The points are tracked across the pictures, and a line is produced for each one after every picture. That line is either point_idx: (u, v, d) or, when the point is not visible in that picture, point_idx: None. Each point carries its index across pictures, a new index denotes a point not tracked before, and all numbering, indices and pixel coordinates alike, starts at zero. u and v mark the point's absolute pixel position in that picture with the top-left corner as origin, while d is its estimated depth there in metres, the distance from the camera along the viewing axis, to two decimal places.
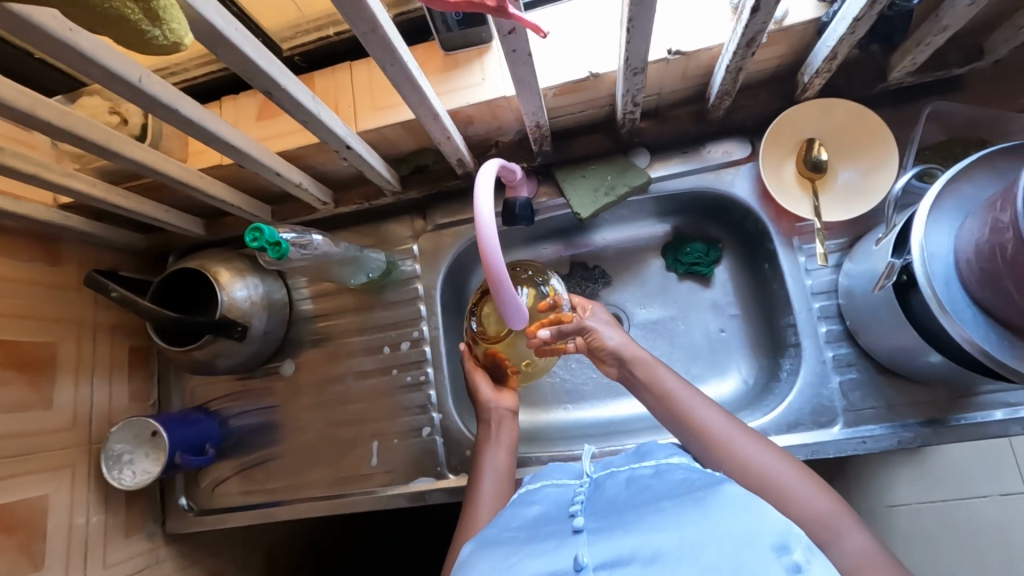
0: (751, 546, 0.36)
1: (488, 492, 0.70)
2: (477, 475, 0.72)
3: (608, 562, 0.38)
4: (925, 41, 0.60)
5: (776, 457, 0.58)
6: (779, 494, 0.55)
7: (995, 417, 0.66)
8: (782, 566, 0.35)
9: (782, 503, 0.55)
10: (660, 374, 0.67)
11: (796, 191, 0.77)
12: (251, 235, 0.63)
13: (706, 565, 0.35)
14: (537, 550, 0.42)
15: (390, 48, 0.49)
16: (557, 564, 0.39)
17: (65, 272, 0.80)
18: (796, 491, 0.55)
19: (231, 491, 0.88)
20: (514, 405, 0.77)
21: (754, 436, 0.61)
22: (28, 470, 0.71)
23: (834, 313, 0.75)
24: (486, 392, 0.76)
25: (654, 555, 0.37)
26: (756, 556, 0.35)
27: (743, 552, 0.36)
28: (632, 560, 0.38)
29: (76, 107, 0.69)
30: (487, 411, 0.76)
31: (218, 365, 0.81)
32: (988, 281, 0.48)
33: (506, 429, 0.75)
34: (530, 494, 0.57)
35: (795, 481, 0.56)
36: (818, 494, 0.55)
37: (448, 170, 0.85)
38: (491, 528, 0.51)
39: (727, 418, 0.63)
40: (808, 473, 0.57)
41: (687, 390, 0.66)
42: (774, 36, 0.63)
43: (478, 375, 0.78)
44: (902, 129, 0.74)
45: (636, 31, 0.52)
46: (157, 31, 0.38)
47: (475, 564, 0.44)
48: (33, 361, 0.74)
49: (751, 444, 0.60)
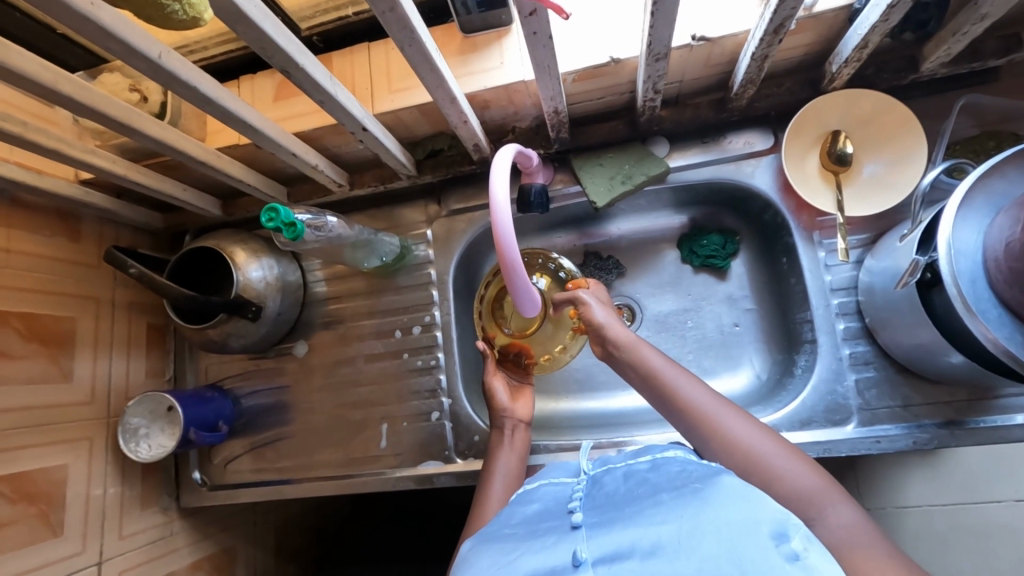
0: (749, 535, 0.35)
1: (498, 493, 0.70)
2: (488, 475, 0.72)
3: (606, 556, 0.38)
4: (962, 30, 0.58)
5: (764, 437, 0.57)
6: (765, 471, 0.55)
7: (1016, 421, 0.65)
8: (780, 555, 0.34)
9: (770, 481, 0.54)
10: (647, 355, 0.65)
11: (818, 183, 0.75)
12: (268, 216, 0.63)
13: (703, 557, 0.35)
14: (537, 545, 0.42)
15: (408, 27, 0.48)
16: (556, 559, 0.39)
17: (85, 248, 0.81)
18: (782, 468, 0.54)
19: (243, 467, 0.90)
20: (528, 416, 0.77)
21: (740, 415, 0.60)
22: (48, 440, 0.73)
23: (853, 310, 0.73)
24: (508, 399, 0.77)
25: (653, 547, 0.37)
26: (752, 544, 0.34)
27: (741, 541, 0.35)
28: (631, 553, 0.37)
29: (97, 84, 0.70)
30: (504, 417, 0.76)
31: (232, 344, 0.82)
32: (1016, 281, 0.46)
33: (518, 437, 0.76)
34: (529, 492, 0.56)
35: (780, 459, 0.55)
36: (805, 471, 0.54)
37: (463, 155, 0.84)
38: (492, 525, 0.51)
39: (714, 397, 0.62)
40: (794, 452, 0.56)
41: (673, 369, 0.64)
42: (803, 23, 0.61)
43: (496, 380, 0.79)
44: (930, 123, 0.72)
45: (660, 14, 0.50)
46: (177, 6, 0.41)
47: (475, 561, 0.44)
48: (55, 335, 0.76)
49: (738, 423, 0.59)
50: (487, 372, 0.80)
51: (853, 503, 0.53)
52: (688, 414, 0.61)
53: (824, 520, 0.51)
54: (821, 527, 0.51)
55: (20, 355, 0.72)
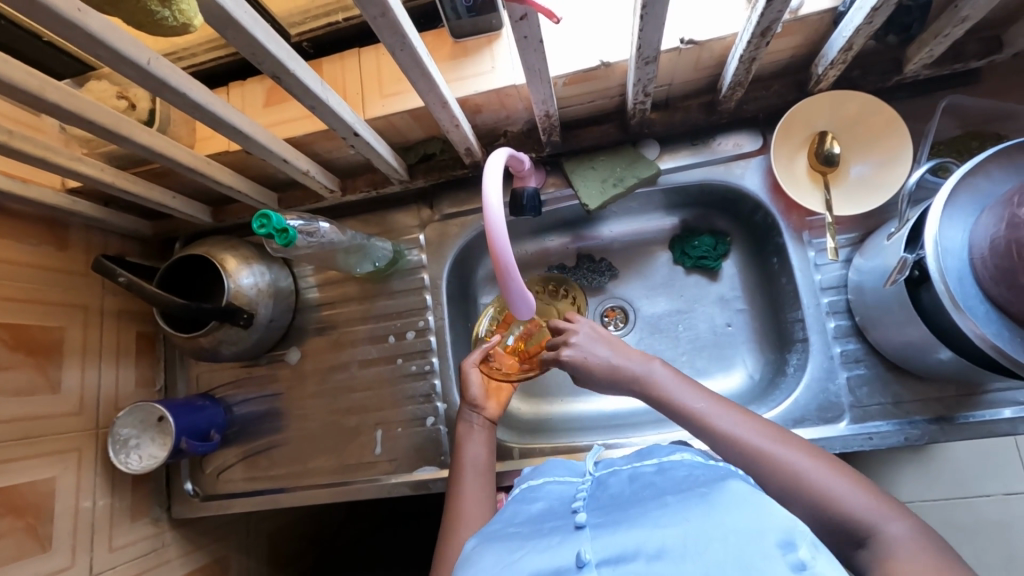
0: (755, 543, 0.35)
1: (466, 487, 0.68)
2: (459, 470, 0.70)
3: (611, 559, 0.38)
4: (943, 33, 0.59)
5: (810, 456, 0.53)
6: (809, 492, 0.50)
7: (1003, 415, 0.66)
8: (786, 564, 0.34)
9: (817, 502, 0.50)
10: (669, 387, 0.62)
11: (807, 183, 0.76)
12: (259, 222, 0.63)
13: (709, 563, 0.35)
14: (540, 545, 0.42)
15: (400, 33, 0.48)
16: (560, 558, 0.39)
17: (73, 257, 0.80)
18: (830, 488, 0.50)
19: (236, 476, 0.89)
20: (496, 416, 0.75)
21: (775, 431, 0.56)
22: (37, 452, 0.72)
23: (843, 308, 0.74)
24: (481, 394, 0.75)
25: (657, 551, 0.37)
26: (759, 553, 0.35)
27: (746, 548, 0.35)
28: (636, 556, 0.37)
29: (84, 91, 0.69)
30: (471, 412, 0.74)
31: (224, 352, 0.81)
32: (1002, 277, 0.47)
33: (483, 434, 0.73)
34: (532, 490, 0.56)
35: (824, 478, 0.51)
36: (853, 489, 0.50)
37: (455, 160, 0.84)
38: (495, 523, 0.51)
39: (746, 415, 0.58)
40: (837, 465, 0.52)
41: (697, 394, 0.61)
42: (789, 26, 0.62)
43: (473, 370, 0.76)
44: (915, 124, 0.73)
45: (650, 18, 0.51)
46: (168, 12, 0.40)
47: (478, 560, 0.44)
48: (42, 345, 0.75)
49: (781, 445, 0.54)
50: (467, 361, 0.76)
51: (906, 513, 0.48)
52: (722, 438, 0.57)
53: (877, 539, 0.47)
54: (873, 546, 0.47)
55: (7, 366, 0.71)
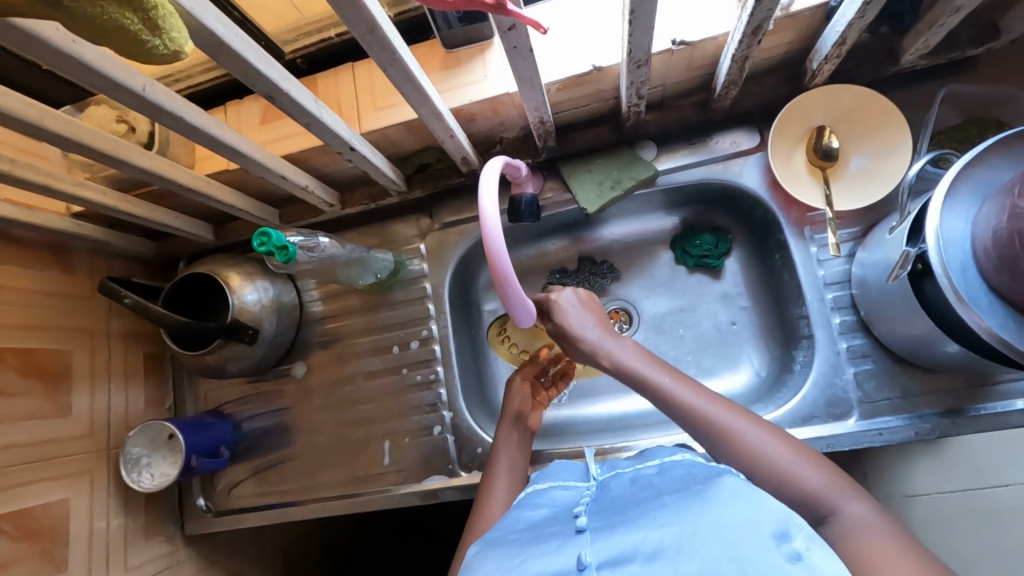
0: (749, 535, 0.35)
1: (500, 498, 0.68)
2: (491, 480, 0.70)
3: (610, 560, 0.38)
4: (938, 22, 0.58)
5: (770, 434, 0.54)
6: (773, 470, 0.52)
7: (1016, 406, 0.65)
8: (782, 555, 0.34)
9: (779, 481, 0.51)
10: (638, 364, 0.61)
11: (806, 179, 0.75)
12: (259, 240, 0.63)
13: (705, 557, 0.35)
14: (541, 550, 0.42)
15: (389, 48, 0.48)
16: (560, 563, 0.39)
17: (78, 280, 0.81)
18: (791, 466, 0.52)
19: (248, 491, 0.89)
20: (536, 426, 0.77)
21: (743, 413, 0.56)
22: (50, 475, 0.73)
23: (847, 303, 0.73)
24: (526, 404, 0.77)
25: (655, 551, 0.37)
26: (751, 544, 0.34)
27: (740, 540, 0.35)
28: (634, 557, 0.37)
29: (84, 117, 0.70)
30: (511, 420, 0.76)
31: (230, 368, 0.82)
32: (1007, 269, 0.46)
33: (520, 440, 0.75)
34: (536, 495, 0.56)
35: (785, 458, 0.52)
36: (812, 469, 0.51)
37: (452, 168, 0.85)
38: (496, 530, 0.51)
39: (712, 394, 0.58)
40: (797, 445, 0.54)
41: (664, 370, 0.60)
42: (781, 22, 0.62)
43: (520, 383, 0.79)
44: (914, 113, 0.73)
45: (638, 22, 0.51)
46: (157, 41, 0.37)
47: (480, 567, 0.44)
48: (52, 369, 0.76)
49: (746, 425, 0.55)
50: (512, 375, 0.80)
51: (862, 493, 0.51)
52: (692, 418, 0.56)
53: (839, 519, 0.49)
54: (835, 525, 0.49)
55: (17, 392, 0.72)
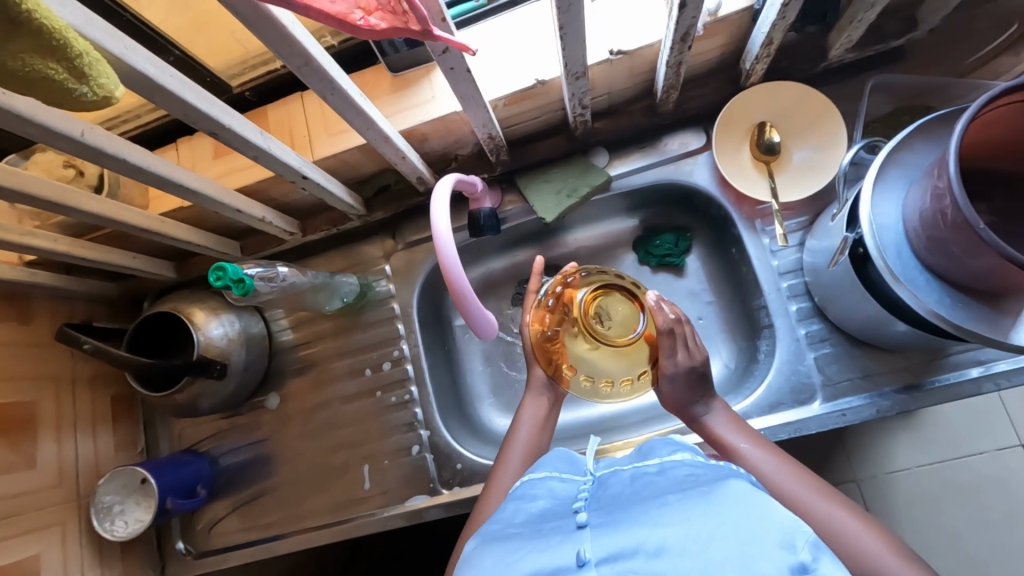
0: (755, 542, 0.33)
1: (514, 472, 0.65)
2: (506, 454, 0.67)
3: (612, 556, 0.36)
4: (858, 18, 0.61)
5: (843, 507, 0.52)
6: (840, 546, 0.50)
7: (970, 375, 0.67)
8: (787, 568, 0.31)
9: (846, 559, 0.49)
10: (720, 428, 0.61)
11: (753, 174, 0.78)
12: (216, 274, 0.63)
13: (708, 562, 0.32)
14: (541, 545, 0.39)
15: (327, 78, 0.49)
16: (559, 558, 0.37)
17: (37, 329, 0.80)
18: (860, 545, 0.49)
19: (229, 529, 0.88)
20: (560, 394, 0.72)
21: (817, 483, 0.54)
22: (17, 531, 0.71)
23: (802, 290, 0.76)
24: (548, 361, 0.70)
25: (658, 548, 0.34)
26: (763, 554, 0.32)
27: (749, 553, 0.32)
28: (636, 552, 0.35)
29: (30, 164, 0.70)
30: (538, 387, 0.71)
31: (202, 406, 0.81)
32: (935, 247, 0.49)
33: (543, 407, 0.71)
34: (530, 486, 0.53)
35: (855, 536, 0.50)
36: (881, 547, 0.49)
37: (411, 188, 0.86)
38: (494, 522, 0.48)
39: (787, 460, 0.57)
40: (869, 521, 0.51)
41: (744, 437, 0.59)
42: (712, 27, 0.64)
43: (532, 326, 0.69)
44: (849, 104, 0.76)
45: (570, 38, 0.52)
46: (86, 87, 0.38)
47: (476, 563, 0.41)
48: (15, 421, 0.74)
49: (817, 496, 0.53)
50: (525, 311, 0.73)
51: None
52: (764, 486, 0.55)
53: None
54: None
55: None
